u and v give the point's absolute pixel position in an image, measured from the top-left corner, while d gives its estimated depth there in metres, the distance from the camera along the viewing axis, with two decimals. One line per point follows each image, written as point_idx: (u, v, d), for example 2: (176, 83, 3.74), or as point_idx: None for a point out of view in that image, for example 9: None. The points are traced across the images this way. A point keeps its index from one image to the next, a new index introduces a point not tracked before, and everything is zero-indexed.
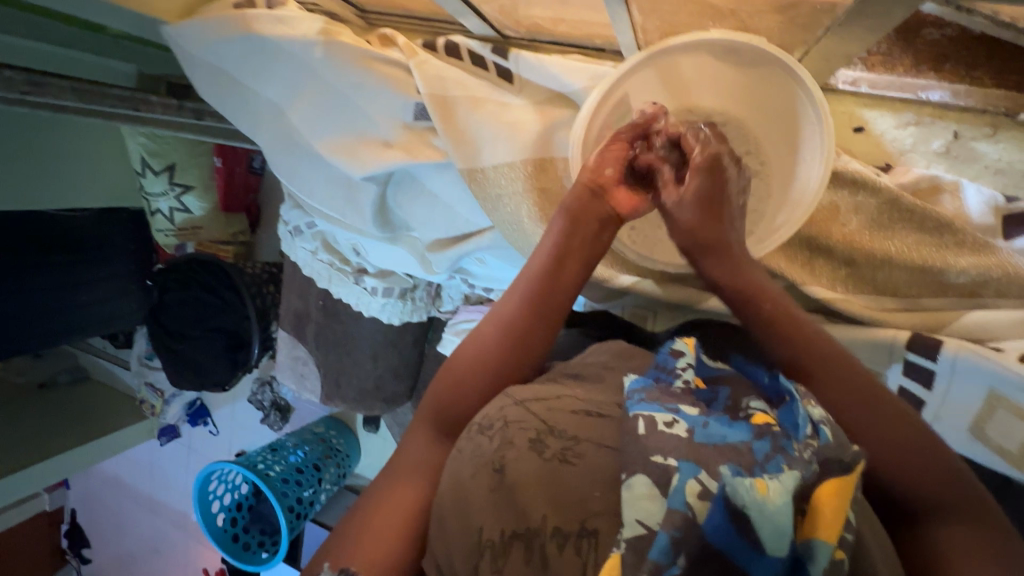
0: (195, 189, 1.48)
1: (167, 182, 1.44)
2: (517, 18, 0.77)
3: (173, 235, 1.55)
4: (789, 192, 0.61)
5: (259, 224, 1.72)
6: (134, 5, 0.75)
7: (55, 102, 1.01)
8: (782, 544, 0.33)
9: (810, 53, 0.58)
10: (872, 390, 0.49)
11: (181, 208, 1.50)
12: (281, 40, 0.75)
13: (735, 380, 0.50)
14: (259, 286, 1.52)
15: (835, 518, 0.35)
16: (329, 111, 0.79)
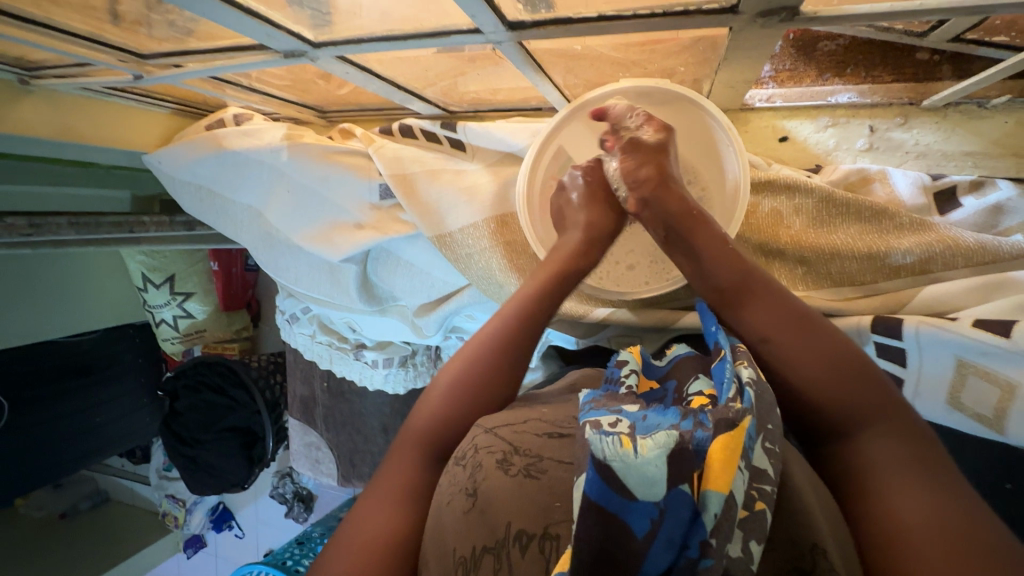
0: (196, 294, 1.55)
1: (168, 293, 1.52)
2: (456, 95, 0.82)
3: (180, 341, 1.60)
4: (726, 209, 0.64)
5: (261, 317, 1.77)
6: (115, 143, 0.83)
7: (56, 238, 1.09)
8: (658, 491, 0.31)
9: (716, 83, 0.64)
10: (800, 316, 0.51)
11: (184, 315, 1.56)
12: (250, 150, 0.82)
13: (682, 367, 0.51)
14: (267, 377, 1.58)
15: (725, 467, 0.32)
16: (303, 206, 0.86)
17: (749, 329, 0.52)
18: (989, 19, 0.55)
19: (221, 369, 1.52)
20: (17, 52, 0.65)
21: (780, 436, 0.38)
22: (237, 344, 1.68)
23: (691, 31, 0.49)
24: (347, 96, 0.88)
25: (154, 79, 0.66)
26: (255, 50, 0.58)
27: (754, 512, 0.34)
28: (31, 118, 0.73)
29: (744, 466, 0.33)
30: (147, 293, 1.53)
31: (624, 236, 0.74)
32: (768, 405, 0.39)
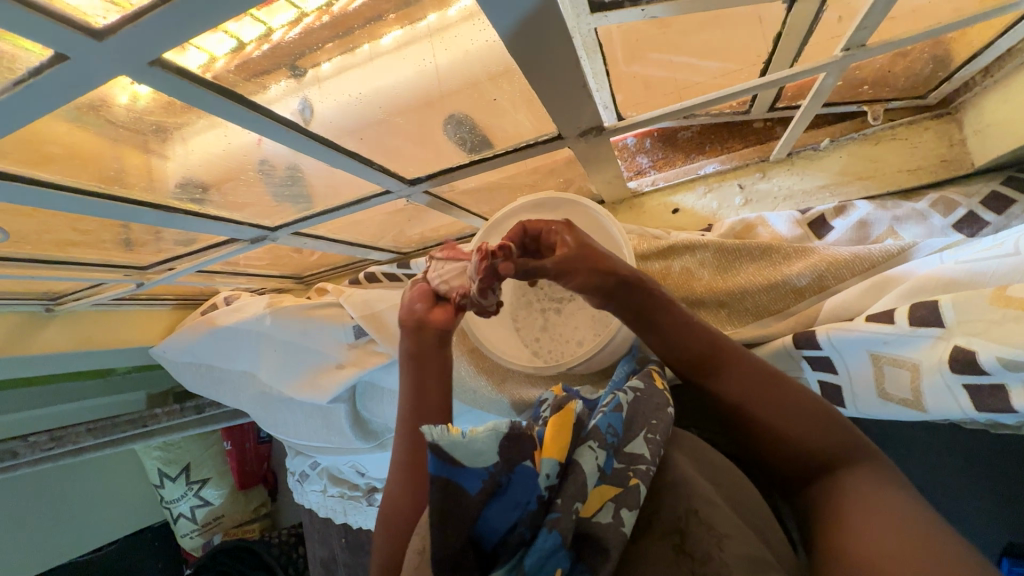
0: (212, 478, 1.59)
1: (185, 484, 1.56)
2: (405, 238, 0.98)
3: (199, 533, 1.58)
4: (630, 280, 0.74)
5: (277, 489, 1.78)
6: (124, 343, 0.96)
7: (76, 447, 1.17)
8: (485, 460, 0.39)
9: (600, 182, 0.78)
10: (768, 375, 0.56)
11: (202, 503, 1.57)
12: (239, 323, 0.95)
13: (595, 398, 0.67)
14: (288, 551, 1.58)
15: (557, 442, 0.45)
16: (289, 361, 0.96)
17: (726, 393, 0.57)
18: (780, 95, 0.72)
19: (244, 553, 1.51)
20: (43, 289, 0.80)
21: (661, 426, 0.54)
22: (256, 524, 1.67)
23: (545, 154, 0.65)
24: (318, 261, 1.03)
25: (153, 283, 0.81)
26: (227, 244, 0.73)
27: (630, 486, 0.46)
28: (53, 339, 0.86)
29: (595, 447, 0.47)
30: (164, 489, 1.56)
31: (567, 319, 0.82)
32: (653, 406, 0.56)
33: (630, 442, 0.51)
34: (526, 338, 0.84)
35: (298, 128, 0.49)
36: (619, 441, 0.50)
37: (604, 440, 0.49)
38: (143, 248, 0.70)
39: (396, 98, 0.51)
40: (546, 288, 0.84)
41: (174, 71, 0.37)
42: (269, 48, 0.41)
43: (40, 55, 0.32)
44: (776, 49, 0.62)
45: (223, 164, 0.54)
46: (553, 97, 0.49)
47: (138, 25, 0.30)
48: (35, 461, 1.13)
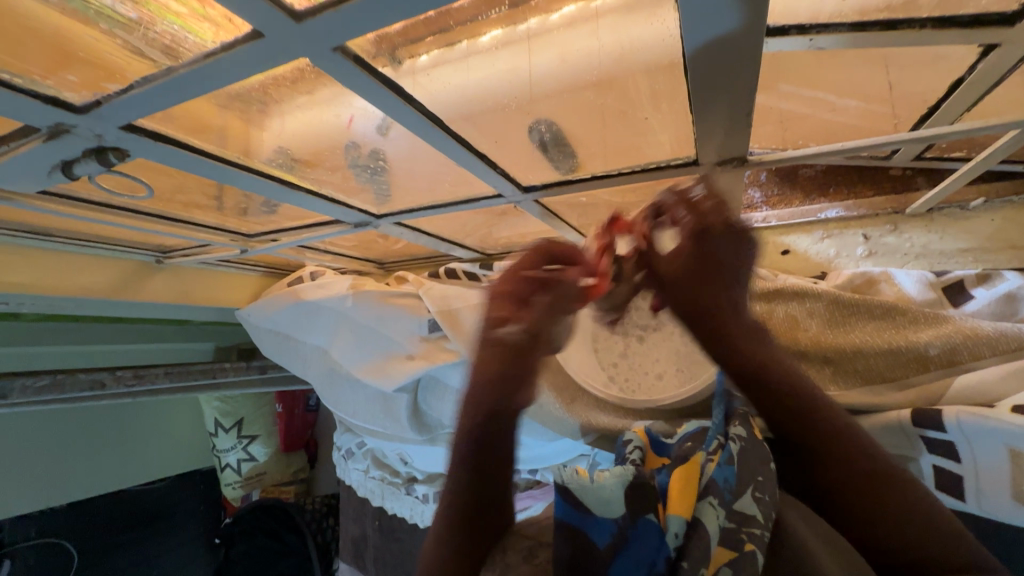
0: (260, 436, 1.66)
1: (235, 436, 1.64)
2: (492, 240, 0.97)
3: (241, 485, 1.65)
4: None
5: (317, 459, 1.83)
6: (214, 301, 1.01)
7: (153, 387, 1.26)
8: (612, 512, 0.50)
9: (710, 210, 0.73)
10: (892, 474, 0.53)
11: (247, 458, 1.65)
12: (321, 300, 0.98)
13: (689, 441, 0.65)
14: (320, 520, 1.61)
15: (678, 500, 0.53)
16: (361, 344, 0.97)
17: (846, 478, 0.55)
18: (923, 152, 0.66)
19: (278, 512, 1.57)
20: (158, 243, 0.85)
21: (768, 484, 0.56)
22: (292, 487, 1.71)
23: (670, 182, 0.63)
24: (403, 250, 1.05)
25: (255, 251, 0.84)
26: (331, 225, 0.75)
27: (748, 548, 0.49)
28: (157, 288, 0.92)
29: (716, 504, 0.52)
30: (217, 437, 1.66)
31: (651, 349, 0.80)
32: (756, 459, 0.58)
33: (740, 500, 0.54)
34: (604, 360, 0.82)
35: (442, 126, 0.49)
36: (732, 498, 0.54)
37: (722, 497, 0.53)
38: (254, 217, 0.73)
39: (520, 95, 0.50)
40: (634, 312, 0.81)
41: (352, 58, 0.38)
42: (405, 26, 0.39)
43: (240, 31, 0.32)
44: (949, 96, 0.55)
45: (353, 147, 0.55)
46: (703, 121, 0.47)
47: (340, 11, 0.30)
48: (118, 395, 1.21)
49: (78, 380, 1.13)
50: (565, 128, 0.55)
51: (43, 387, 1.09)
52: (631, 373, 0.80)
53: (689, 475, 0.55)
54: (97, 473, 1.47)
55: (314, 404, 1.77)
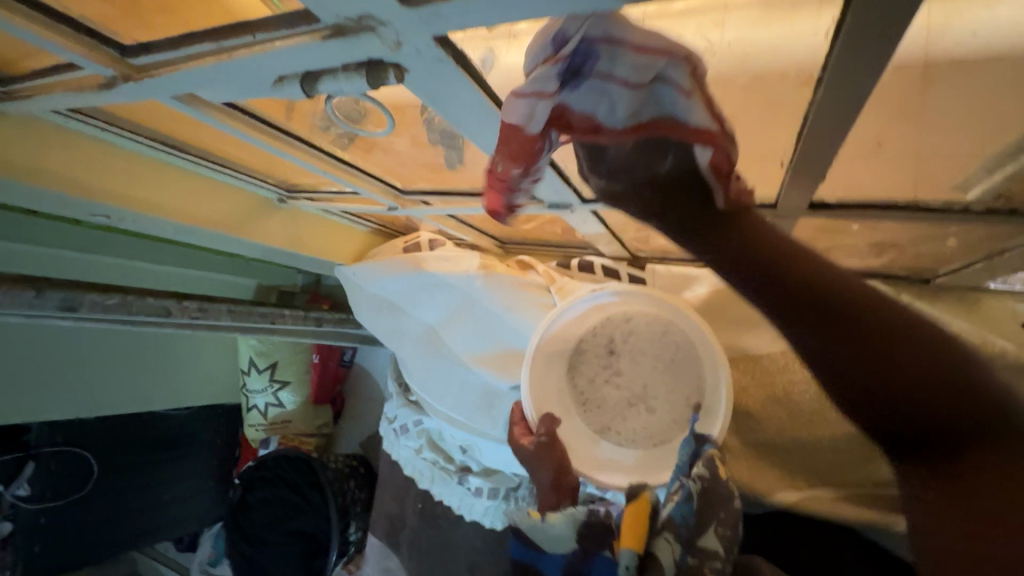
0: (292, 383, 1.55)
1: (268, 379, 1.54)
2: (649, 243, 0.83)
3: (264, 429, 1.56)
4: (705, 382, 0.71)
5: (343, 414, 1.73)
6: (320, 252, 0.91)
7: (214, 322, 1.17)
8: (563, 546, 0.60)
9: (998, 255, 0.63)
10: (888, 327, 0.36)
11: (276, 403, 1.55)
12: (444, 275, 0.87)
13: (713, 494, 0.58)
14: (342, 481, 1.51)
15: (632, 530, 0.57)
16: (475, 328, 0.88)
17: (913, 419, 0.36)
18: None
19: (303, 466, 1.48)
20: (288, 178, 0.74)
21: (730, 519, 0.57)
22: (315, 440, 1.62)
23: (936, 224, 0.58)
24: (531, 232, 0.93)
25: (401, 209, 0.75)
26: (519, 200, 0.64)
27: None
28: (271, 228, 0.82)
29: (671, 540, 0.54)
30: (248, 376, 1.55)
31: (642, 420, 0.73)
32: (720, 496, 0.59)
33: (703, 535, 0.55)
34: (588, 415, 0.74)
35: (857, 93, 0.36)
36: (694, 532, 0.55)
37: (679, 532, 0.55)
38: (425, 170, 0.62)
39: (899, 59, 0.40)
40: (598, 360, 0.75)
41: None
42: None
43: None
44: None
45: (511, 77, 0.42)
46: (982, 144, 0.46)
47: None
48: (180, 326, 1.10)
49: (144, 303, 1.02)
50: (773, 131, 0.45)
51: (112, 307, 0.96)
52: (634, 438, 0.73)
53: (641, 503, 0.60)
54: (134, 390, 1.35)
55: (348, 360, 1.67)
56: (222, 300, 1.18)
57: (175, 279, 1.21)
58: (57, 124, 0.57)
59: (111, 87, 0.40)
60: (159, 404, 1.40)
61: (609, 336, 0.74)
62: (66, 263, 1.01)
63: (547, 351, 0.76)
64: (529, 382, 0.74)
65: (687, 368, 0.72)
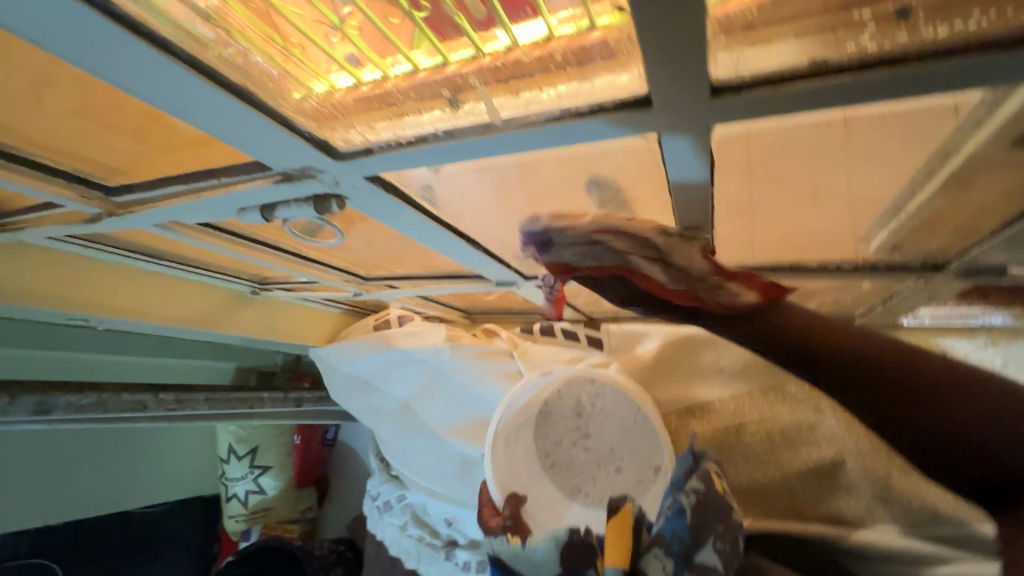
0: (274, 468, 1.51)
1: (247, 466, 1.49)
2: (601, 305, 0.89)
3: (244, 520, 1.48)
4: (656, 436, 0.76)
5: (329, 495, 1.69)
6: (294, 337, 0.95)
7: (191, 412, 1.17)
8: (546, 570, 0.52)
9: (894, 301, 0.71)
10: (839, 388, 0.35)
11: (256, 490, 1.49)
12: (415, 350, 0.92)
13: (710, 504, 0.51)
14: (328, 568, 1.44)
15: (618, 544, 0.50)
16: (447, 400, 0.92)
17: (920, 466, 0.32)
18: None
19: (286, 555, 1.41)
20: (259, 274, 0.79)
21: (731, 534, 0.50)
22: (298, 526, 1.55)
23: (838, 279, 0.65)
24: (494, 303, 0.99)
25: (367, 293, 0.81)
26: (471, 279, 0.70)
27: None
28: (246, 320, 0.87)
29: (662, 556, 0.48)
30: (227, 464, 1.51)
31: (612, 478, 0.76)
32: (719, 507, 0.51)
33: (700, 550, 0.48)
34: (556, 477, 0.78)
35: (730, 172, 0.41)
36: (687, 547, 0.48)
37: (670, 548, 0.49)
38: (384, 261, 0.68)
39: None
40: (563, 424, 0.80)
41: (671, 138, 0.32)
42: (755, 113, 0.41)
43: (616, 91, 0.28)
44: None
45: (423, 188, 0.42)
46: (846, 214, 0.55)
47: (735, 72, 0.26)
48: (156, 419, 1.10)
49: (118, 400, 1.02)
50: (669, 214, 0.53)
51: (87, 406, 0.97)
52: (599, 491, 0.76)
53: (625, 512, 0.52)
54: (106, 490, 1.31)
55: (330, 438, 1.65)
56: (198, 389, 1.19)
57: (152, 371, 1.22)
58: (42, 247, 0.63)
59: (97, 221, 0.48)
60: (133, 502, 1.36)
61: (571, 402, 0.80)
62: (44, 367, 1.03)
63: (511, 428, 0.81)
64: (493, 461, 0.79)
65: (640, 424, 0.77)
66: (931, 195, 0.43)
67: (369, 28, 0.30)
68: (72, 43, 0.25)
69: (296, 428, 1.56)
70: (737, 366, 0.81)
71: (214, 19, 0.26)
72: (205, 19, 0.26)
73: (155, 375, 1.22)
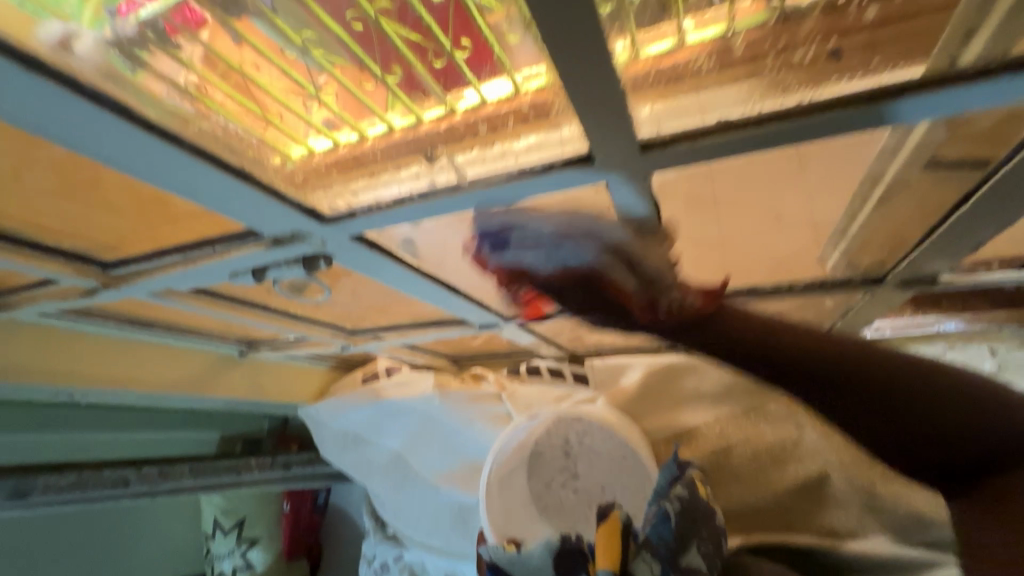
0: (262, 540, 1.42)
1: (234, 540, 1.41)
2: (583, 341, 0.92)
3: None
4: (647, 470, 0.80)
5: (322, 562, 1.61)
6: (283, 396, 0.96)
7: (176, 484, 1.13)
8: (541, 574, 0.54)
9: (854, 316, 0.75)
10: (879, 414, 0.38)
11: (244, 565, 1.40)
12: (404, 400, 0.93)
13: (694, 511, 0.61)
14: None
15: (608, 551, 0.53)
16: (439, 448, 0.92)
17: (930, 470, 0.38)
18: None
19: None
20: (247, 335, 0.81)
21: (710, 535, 0.60)
22: None
23: (799, 299, 0.70)
24: (479, 347, 1.01)
25: (354, 347, 0.82)
26: (453, 325, 0.73)
27: None
28: (234, 382, 0.87)
29: (650, 558, 0.54)
30: (213, 540, 1.42)
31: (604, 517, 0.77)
32: (697, 514, 0.61)
33: (684, 553, 0.57)
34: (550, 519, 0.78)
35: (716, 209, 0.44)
36: (671, 551, 0.56)
37: (658, 550, 0.56)
38: (370, 313, 0.71)
39: None
40: (553, 466, 0.81)
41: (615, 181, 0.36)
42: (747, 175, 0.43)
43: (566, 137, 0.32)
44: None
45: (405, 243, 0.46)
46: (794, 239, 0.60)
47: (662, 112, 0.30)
48: (140, 495, 1.07)
49: (101, 477, 1.00)
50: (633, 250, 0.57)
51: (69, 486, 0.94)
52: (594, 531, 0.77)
53: (613, 519, 0.54)
54: None
55: (321, 501, 1.60)
56: (183, 459, 1.16)
57: (134, 445, 1.19)
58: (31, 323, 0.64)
59: (92, 293, 0.50)
60: None
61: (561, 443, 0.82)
62: (23, 448, 1.00)
63: (502, 472, 0.81)
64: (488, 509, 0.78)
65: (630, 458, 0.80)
66: (860, 219, 0.49)
67: (344, 97, 0.33)
68: (83, 135, 0.28)
69: (286, 493, 1.51)
70: (718, 390, 0.84)
71: (191, 94, 0.29)
72: (185, 94, 0.29)
73: (138, 448, 1.19)
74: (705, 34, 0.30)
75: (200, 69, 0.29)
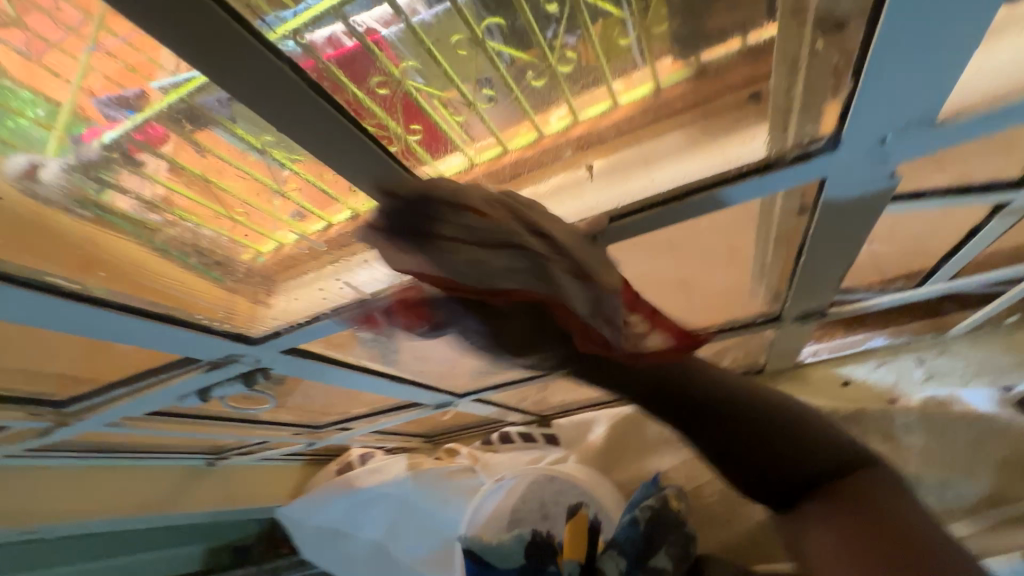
0: None
1: None
2: (547, 403, 0.95)
3: None
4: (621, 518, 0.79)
5: None
6: (257, 499, 0.95)
7: None
8: (514, 558, 0.61)
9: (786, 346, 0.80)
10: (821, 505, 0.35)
11: None
12: (379, 486, 0.93)
13: (661, 519, 0.67)
14: None
15: (575, 544, 0.62)
16: (419, 531, 0.92)
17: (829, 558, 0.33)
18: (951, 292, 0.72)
19: None
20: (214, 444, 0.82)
21: (677, 541, 0.65)
22: None
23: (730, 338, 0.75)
24: (451, 421, 1.03)
25: (320, 441, 0.83)
26: (411, 407, 0.76)
27: None
28: (205, 493, 0.87)
29: (616, 554, 0.63)
30: None
31: None
32: (667, 525, 0.66)
33: (652, 555, 0.63)
34: None
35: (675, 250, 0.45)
36: (641, 552, 0.63)
37: (624, 548, 0.64)
38: (331, 407, 0.73)
39: None
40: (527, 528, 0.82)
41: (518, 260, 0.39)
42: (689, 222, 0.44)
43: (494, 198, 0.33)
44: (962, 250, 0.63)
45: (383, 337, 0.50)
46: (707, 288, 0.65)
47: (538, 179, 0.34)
48: None
49: None
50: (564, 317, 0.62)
51: None
52: None
53: (581, 517, 0.65)
54: None
55: None
56: None
57: None
58: None
59: (48, 430, 0.52)
60: None
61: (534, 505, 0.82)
62: None
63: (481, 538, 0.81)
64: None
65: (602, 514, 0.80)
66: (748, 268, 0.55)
67: (309, 189, 0.32)
68: (24, 307, 0.32)
69: None
70: None
71: (158, 203, 0.32)
72: (150, 204, 0.32)
73: None
74: (635, 95, 0.31)
75: (166, 180, 0.30)
